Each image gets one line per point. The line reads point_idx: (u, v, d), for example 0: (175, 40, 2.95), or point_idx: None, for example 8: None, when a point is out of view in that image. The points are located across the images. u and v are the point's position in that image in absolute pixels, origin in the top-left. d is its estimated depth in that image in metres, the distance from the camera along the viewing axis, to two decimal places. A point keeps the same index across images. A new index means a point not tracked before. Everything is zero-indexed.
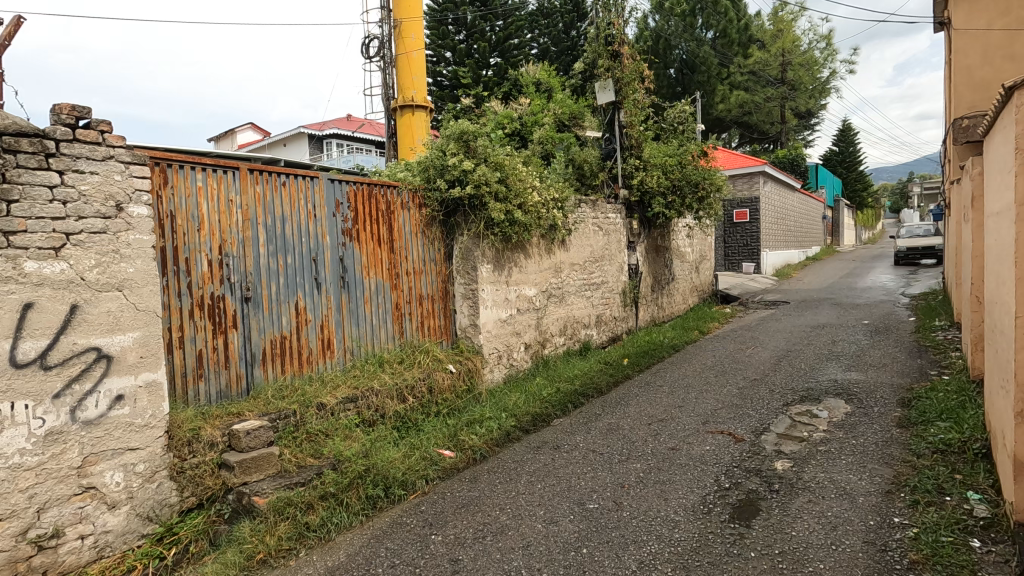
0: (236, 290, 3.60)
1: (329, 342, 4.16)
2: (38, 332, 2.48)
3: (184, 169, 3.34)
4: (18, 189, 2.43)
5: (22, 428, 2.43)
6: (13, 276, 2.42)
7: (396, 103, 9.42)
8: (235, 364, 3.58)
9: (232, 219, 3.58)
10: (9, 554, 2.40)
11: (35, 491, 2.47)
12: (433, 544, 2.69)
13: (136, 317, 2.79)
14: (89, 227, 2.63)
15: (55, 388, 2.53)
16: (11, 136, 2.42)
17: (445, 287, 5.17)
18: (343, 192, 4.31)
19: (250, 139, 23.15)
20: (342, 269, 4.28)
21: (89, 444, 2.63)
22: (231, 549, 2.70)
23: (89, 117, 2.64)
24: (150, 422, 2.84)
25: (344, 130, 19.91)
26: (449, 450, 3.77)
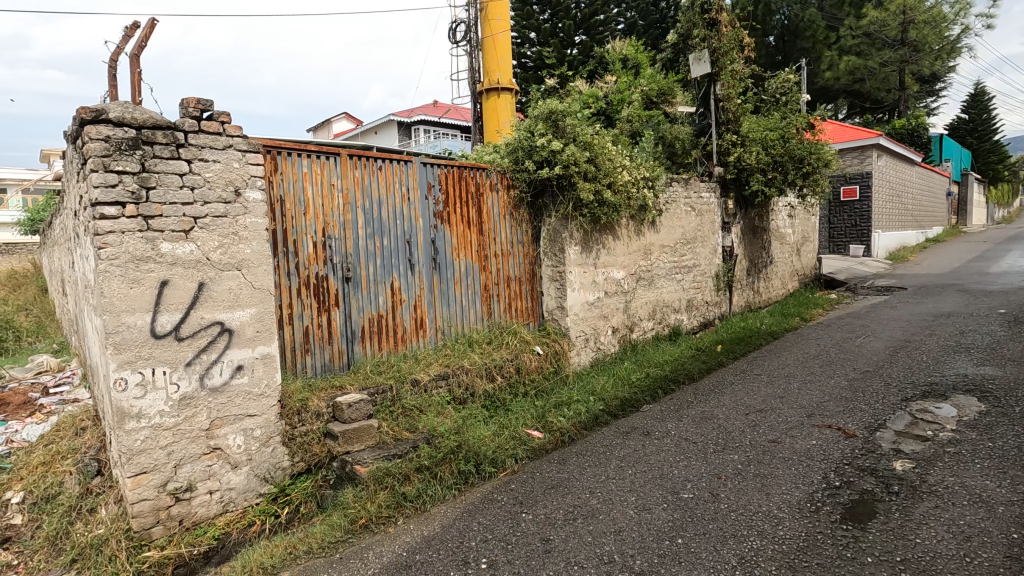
0: (338, 270, 3.80)
1: (422, 321, 4.30)
2: (173, 307, 2.75)
3: (292, 156, 3.56)
4: (155, 177, 2.69)
5: (162, 392, 2.72)
6: (152, 256, 2.69)
7: (482, 87, 9.47)
8: (337, 340, 3.79)
9: (334, 203, 3.77)
10: (153, 502, 2.70)
11: (171, 448, 2.76)
12: (524, 522, 2.72)
13: (253, 295, 3.02)
14: (212, 211, 2.86)
15: (187, 357, 2.80)
16: (148, 129, 2.67)
17: (533, 269, 5.16)
18: (435, 175, 4.40)
19: (344, 128, 24.30)
20: (434, 251, 4.39)
21: (216, 409, 2.90)
22: (338, 513, 2.88)
23: (211, 108, 2.85)
24: (266, 391, 3.07)
25: (431, 117, 20.38)
26: (538, 431, 3.79)
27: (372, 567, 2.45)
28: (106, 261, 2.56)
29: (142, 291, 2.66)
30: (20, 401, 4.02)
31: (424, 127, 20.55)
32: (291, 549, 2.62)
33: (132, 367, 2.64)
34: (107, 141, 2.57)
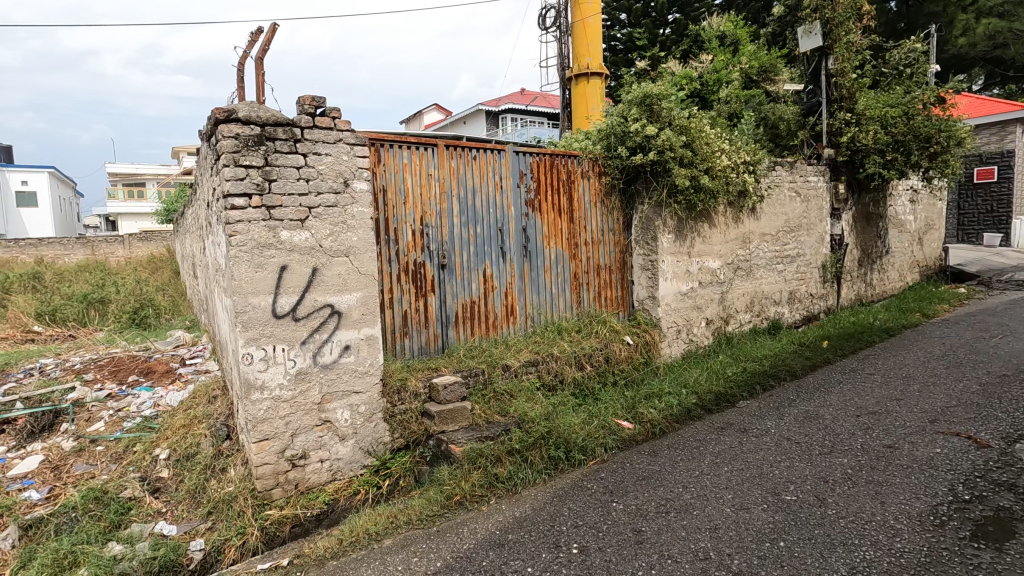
0: (435, 258, 3.95)
1: (512, 308, 4.38)
2: (290, 290, 3.00)
3: (394, 147, 3.72)
4: (276, 170, 2.92)
5: (281, 367, 2.98)
6: (274, 243, 2.94)
7: (571, 72, 9.35)
8: (433, 324, 3.96)
9: (431, 192, 3.91)
10: (274, 467, 2.98)
11: (288, 419, 3.02)
12: (614, 512, 2.72)
13: (359, 279, 3.23)
14: (324, 202, 3.07)
15: (302, 336, 3.05)
16: (271, 126, 2.91)
17: (623, 258, 5.07)
18: (528, 163, 4.43)
19: (435, 119, 25.03)
20: (525, 239, 4.44)
21: (326, 385, 3.13)
22: (434, 489, 3.03)
23: (324, 105, 3.05)
24: (370, 369, 3.28)
25: (519, 105, 20.47)
26: (628, 422, 3.74)
27: (468, 542, 2.56)
28: (236, 247, 2.83)
29: (265, 275, 2.92)
30: (163, 369, 4.56)
31: (512, 116, 20.67)
32: (393, 519, 2.80)
33: (256, 343, 2.91)
34: (237, 138, 2.82)
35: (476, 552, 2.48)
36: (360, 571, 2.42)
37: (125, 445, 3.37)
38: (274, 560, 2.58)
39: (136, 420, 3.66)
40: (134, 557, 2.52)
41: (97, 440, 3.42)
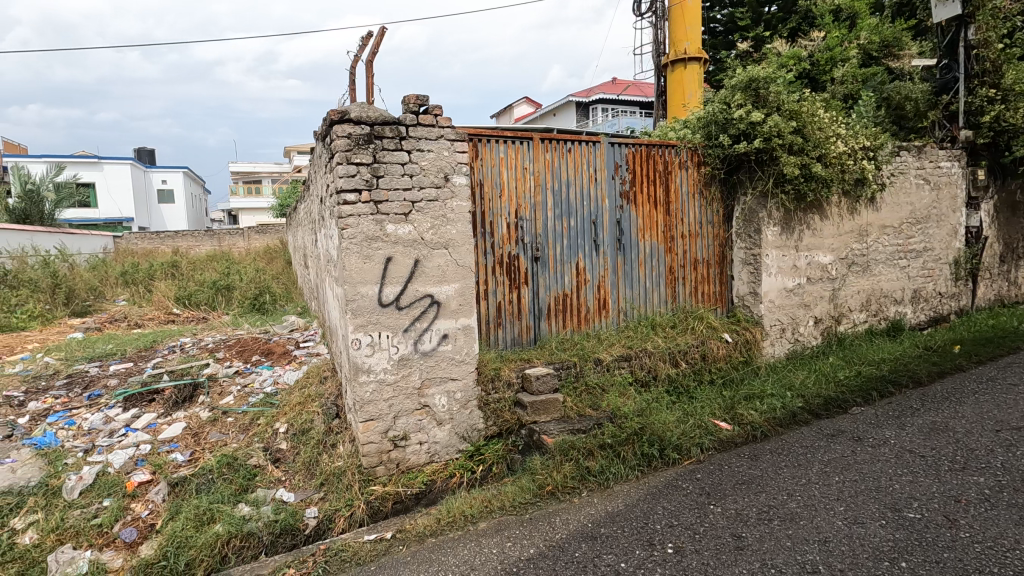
0: (528, 250, 4.00)
1: (605, 302, 4.34)
2: (394, 280, 3.16)
3: (491, 142, 3.80)
4: (383, 167, 3.08)
5: (385, 352, 3.16)
6: (380, 236, 3.11)
7: (667, 59, 9.01)
8: (526, 316, 4.02)
9: (526, 186, 3.96)
10: (378, 445, 3.18)
11: (391, 401, 3.20)
12: (712, 514, 2.63)
13: (457, 271, 3.34)
14: (426, 196, 3.20)
15: (405, 324, 3.21)
16: (379, 125, 3.07)
17: (723, 251, 4.85)
18: (623, 155, 4.35)
19: (525, 112, 25.16)
20: (619, 231, 4.37)
21: (426, 371, 3.28)
22: (526, 477, 3.08)
23: (427, 103, 3.17)
24: (466, 358, 3.40)
25: (610, 95, 20.07)
26: (726, 423, 3.58)
27: (560, 532, 2.59)
28: (347, 239, 3.03)
29: (372, 266, 3.10)
30: (281, 351, 5.01)
31: (603, 106, 20.32)
32: (487, 503, 2.89)
33: (364, 330, 3.11)
34: (349, 137, 3.00)
35: (568, 542, 2.50)
36: (457, 550, 2.53)
37: (250, 417, 3.75)
38: (379, 532, 2.76)
39: (259, 396, 4.05)
40: (260, 518, 2.80)
41: (228, 411, 3.83)
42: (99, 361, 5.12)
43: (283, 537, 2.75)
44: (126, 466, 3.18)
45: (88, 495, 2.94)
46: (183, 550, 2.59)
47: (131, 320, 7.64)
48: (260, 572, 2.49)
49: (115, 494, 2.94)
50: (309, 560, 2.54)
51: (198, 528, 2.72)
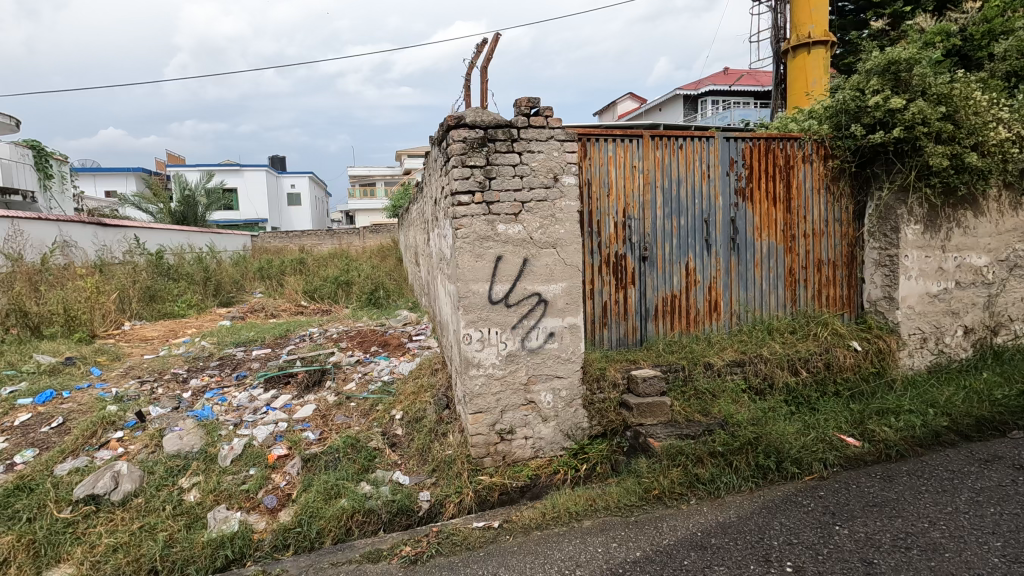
0: (636, 249, 3.94)
1: (716, 304, 4.17)
2: (504, 278, 3.26)
3: (600, 141, 3.79)
4: (495, 169, 3.18)
5: (494, 348, 3.27)
6: (491, 236, 3.22)
7: (787, 45, 8.30)
8: (632, 316, 3.97)
9: (634, 184, 3.90)
10: (486, 438, 3.30)
11: (499, 395, 3.30)
12: (838, 536, 2.44)
13: (565, 270, 3.38)
14: (536, 196, 3.27)
15: (513, 321, 3.30)
16: (492, 128, 3.17)
17: (852, 252, 4.45)
18: (739, 149, 4.14)
19: (629, 108, 24.65)
20: (734, 230, 4.16)
21: (532, 367, 3.35)
22: (632, 479, 3.04)
23: (539, 105, 3.23)
24: (572, 356, 3.42)
25: (721, 86, 19.07)
26: (854, 438, 3.29)
27: (668, 538, 2.54)
28: (460, 239, 3.18)
29: (483, 264, 3.22)
30: (396, 343, 5.36)
31: (713, 98, 19.36)
32: (591, 502, 2.89)
33: (475, 325, 3.24)
34: (464, 141, 3.14)
35: (676, 549, 2.45)
36: (562, 545, 2.57)
37: (370, 403, 4.05)
38: (487, 520, 2.87)
39: (378, 384, 4.36)
40: (379, 497, 3.03)
41: (351, 397, 4.17)
42: (244, 346, 5.80)
43: (399, 516, 2.96)
44: (268, 440, 3.58)
45: (237, 463, 3.34)
46: (315, 519, 2.87)
47: (268, 311, 8.54)
48: (380, 546, 2.70)
49: (259, 465, 3.32)
50: (423, 540, 2.70)
51: (327, 501, 3.00)
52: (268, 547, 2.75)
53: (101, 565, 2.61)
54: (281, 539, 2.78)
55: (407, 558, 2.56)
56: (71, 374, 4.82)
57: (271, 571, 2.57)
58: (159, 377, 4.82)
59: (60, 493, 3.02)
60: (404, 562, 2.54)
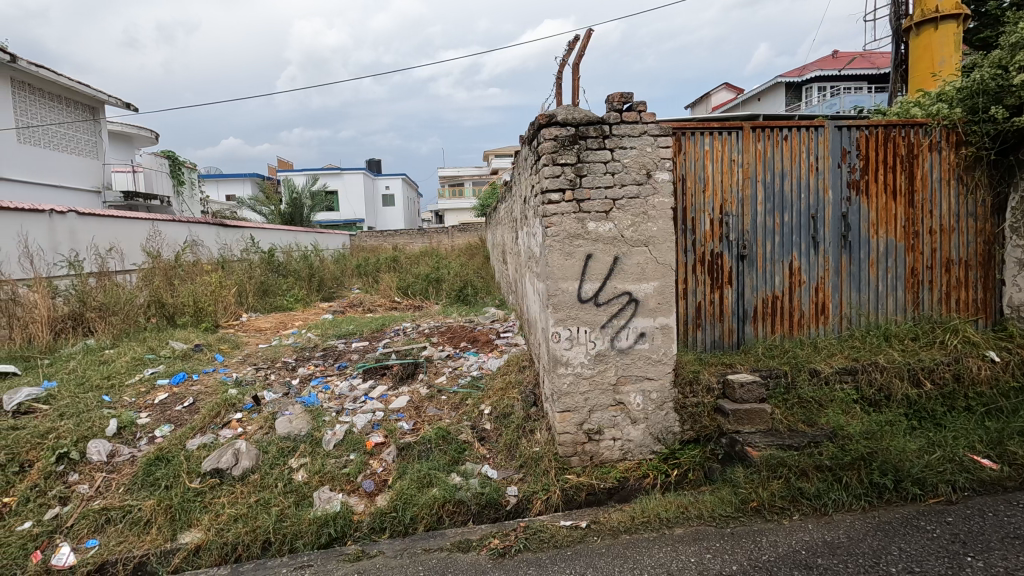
0: (734, 248, 3.75)
1: (824, 306, 3.87)
2: (594, 277, 3.23)
3: (696, 135, 3.64)
4: (586, 166, 3.15)
5: (583, 347, 3.24)
6: (582, 234, 3.19)
7: (910, 22, 7.47)
8: (728, 318, 3.79)
9: (733, 179, 3.71)
10: (574, 437, 3.27)
11: (588, 395, 3.26)
12: (970, 569, 2.17)
13: (657, 269, 3.28)
14: (628, 193, 3.20)
15: (603, 320, 3.26)
16: (583, 125, 3.14)
17: (988, 251, 3.96)
18: (853, 139, 3.81)
19: (724, 99, 23.46)
20: (846, 227, 3.84)
21: (622, 368, 3.29)
22: (727, 489, 2.90)
23: (632, 100, 3.16)
24: (663, 358, 3.32)
25: (830, 71, 17.64)
26: (988, 460, 2.93)
27: (768, 553, 2.39)
28: (551, 237, 3.18)
29: (573, 263, 3.20)
30: (485, 339, 5.47)
31: (820, 84, 17.96)
32: (683, 509, 2.79)
33: (565, 324, 3.23)
34: (555, 139, 3.13)
35: (778, 566, 2.30)
36: (653, 551, 2.50)
37: (461, 397, 4.16)
38: (574, 519, 2.86)
39: (468, 378, 4.49)
40: (469, 489, 3.12)
41: (442, 390, 4.31)
42: (345, 339, 6.18)
43: (488, 509, 3.04)
44: (366, 428, 3.79)
45: (340, 448, 3.57)
46: (409, 505, 3.00)
47: (365, 306, 9.05)
48: (470, 536, 2.78)
49: (359, 450, 3.53)
50: (512, 534, 2.74)
51: (420, 490, 3.12)
52: (367, 528, 2.93)
53: (225, 532, 2.90)
54: (378, 522, 2.95)
55: (496, 551, 2.61)
56: (200, 359, 5.39)
57: (369, 552, 2.73)
58: (272, 365, 5.26)
59: (191, 465, 3.39)
60: (493, 554, 2.59)
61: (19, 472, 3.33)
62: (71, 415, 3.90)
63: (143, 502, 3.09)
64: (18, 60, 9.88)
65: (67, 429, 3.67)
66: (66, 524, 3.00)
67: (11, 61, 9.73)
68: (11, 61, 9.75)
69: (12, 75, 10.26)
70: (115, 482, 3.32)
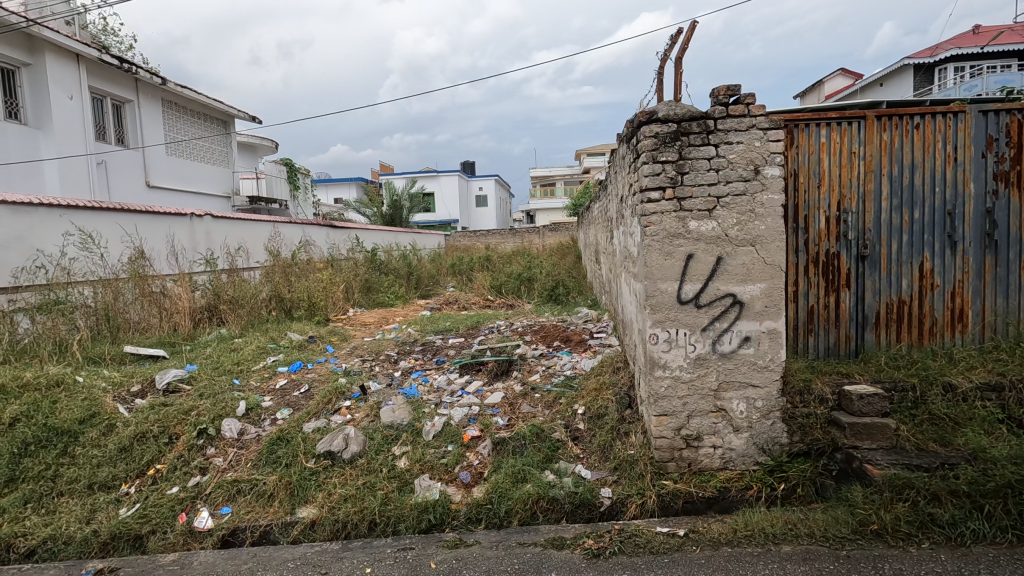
0: (853, 247, 3.46)
1: (962, 313, 3.47)
2: (695, 278, 3.11)
3: (810, 127, 3.39)
4: (688, 163, 3.04)
5: (682, 349, 3.14)
6: (683, 233, 3.10)
7: None
8: (845, 324, 3.51)
9: (853, 173, 3.42)
10: (670, 442, 3.17)
11: (686, 400, 3.15)
12: None
13: (764, 270, 3.10)
14: (733, 190, 3.05)
15: (703, 323, 3.14)
16: (686, 121, 3.03)
17: None
18: (1001, 125, 3.38)
19: (839, 86, 21.58)
20: (990, 224, 3.42)
21: (724, 373, 3.14)
22: (843, 508, 2.69)
23: (739, 92, 3.01)
24: (770, 364, 3.13)
25: (969, 48, 15.66)
26: None
27: None
28: (650, 236, 3.11)
29: (673, 263, 3.11)
30: (578, 339, 5.45)
31: (956, 64, 16.01)
32: (792, 526, 2.63)
33: (663, 325, 3.14)
34: (656, 136, 3.04)
35: None
36: (757, 568, 2.38)
37: (554, 395, 4.18)
38: (671, 526, 2.78)
39: (561, 378, 4.50)
40: (563, 487, 3.14)
41: (536, 388, 4.36)
42: (442, 335, 6.44)
43: (581, 508, 3.05)
44: (463, 421, 3.92)
45: (438, 439, 3.72)
46: (504, 499, 3.08)
47: (460, 303, 9.36)
48: (563, 534, 2.80)
49: (456, 442, 3.66)
50: (606, 535, 2.72)
51: (514, 484, 3.19)
52: (464, 518, 3.05)
53: (336, 510, 3.14)
54: (474, 513, 3.05)
55: (590, 551, 2.60)
56: (314, 349, 5.86)
57: (467, 541, 2.83)
58: (376, 357, 5.59)
59: (307, 446, 3.69)
60: (587, 555, 2.59)
61: (168, 443, 3.80)
62: (209, 395, 4.40)
63: (268, 477, 3.42)
64: (168, 82, 11.30)
65: (205, 407, 4.14)
66: (205, 491, 3.40)
67: (161, 83, 11.12)
68: (163, 83, 11.16)
69: (162, 95, 11.72)
70: (245, 457, 3.70)
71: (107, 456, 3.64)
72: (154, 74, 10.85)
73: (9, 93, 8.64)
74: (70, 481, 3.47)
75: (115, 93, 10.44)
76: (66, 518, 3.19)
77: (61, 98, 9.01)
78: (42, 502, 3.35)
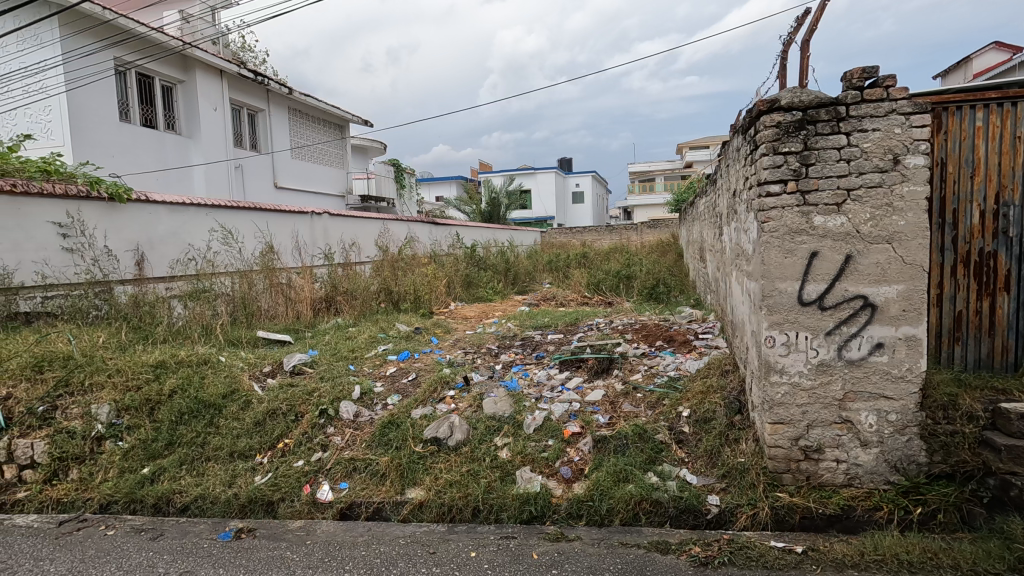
0: (1014, 246, 3.03)
1: None
2: (820, 277, 2.89)
3: (963, 110, 3.01)
4: (815, 154, 2.82)
5: (803, 354, 2.93)
6: (806, 230, 2.88)
7: None
8: (1002, 333, 3.09)
9: (1017, 161, 2.99)
10: (786, 452, 2.96)
11: (806, 408, 2.93)
12: None
13: (903, 270, 2.81)
14: (866, 182, 2.79)
15: (828, 326, 2.90)
16: (813, 109, 2.82)
17: None
18: None
19: (992, 61, 18.84)
20: None
21: (851, 381, 2.89)
22: (998, 542, 2.38)
23: (876, 74, 2.74)
24: (907, 375, 2.83)
25: None
26: None
27: None
28: (768, 233, 2.92)
29: (794, 261, 2.90)
30: (682, 339, 5.25)
31: None
32: (933, 555, 2.36)
33: (780, 328, 2.95)
34: (778, 126, 2.86)
35: None
36: None
37: (657, 396, 4.06)
38: (787, 542, 2.61)
39: (664, 378, 4.36)
40: (667, 490, 3.05)
41: (638, 388, 4.26)
42: (541, 330, 6.49)
43: (686, 514, 2.96)
44: (564, 417, 3.93)
45: (539, 433, 3.76)
46: (605, 497, 3.06)
47: (558, 300, 9.37)
48: (668, 539, 2.73)
49: (556, 437, 3.67)
50: (714, 545, 2.61)
51: (616, 484, 3.15)
52: (565, 512, 3.07)
53: (442, 494, 3.29)
54: (575, 508, 3.06)
55: (697, 558, 2.52)
56: (420, 340, 6.16)
57: (568, 535, 2.85)
58: (478, 349, 5.77)
59: (415, 432, 3.88)
60: (694, 562, 2.50)
61: (295, 420, 4.18)
62: (329, 379, 4.79)
63: (380, 458, 3.65)
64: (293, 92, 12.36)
65: (326, 389, 4.51)
66: (325, 466, 3.70)
67: (288, 93, 12.20)
68: (289, 92, 12.23)
69: (289, 104, 12.86)
70: (360, 437, 3.98)
71: (244, 428, 4.08)
72: (282, 85, 11.94)
73: (167, 107, 9.92)
74: (215, 448, 3.92)
75: (250, 104, 11.60)
76: (213, 480, 3.62)
77: (208, 110, 10.20)
78: (193, 464, 3.82)
